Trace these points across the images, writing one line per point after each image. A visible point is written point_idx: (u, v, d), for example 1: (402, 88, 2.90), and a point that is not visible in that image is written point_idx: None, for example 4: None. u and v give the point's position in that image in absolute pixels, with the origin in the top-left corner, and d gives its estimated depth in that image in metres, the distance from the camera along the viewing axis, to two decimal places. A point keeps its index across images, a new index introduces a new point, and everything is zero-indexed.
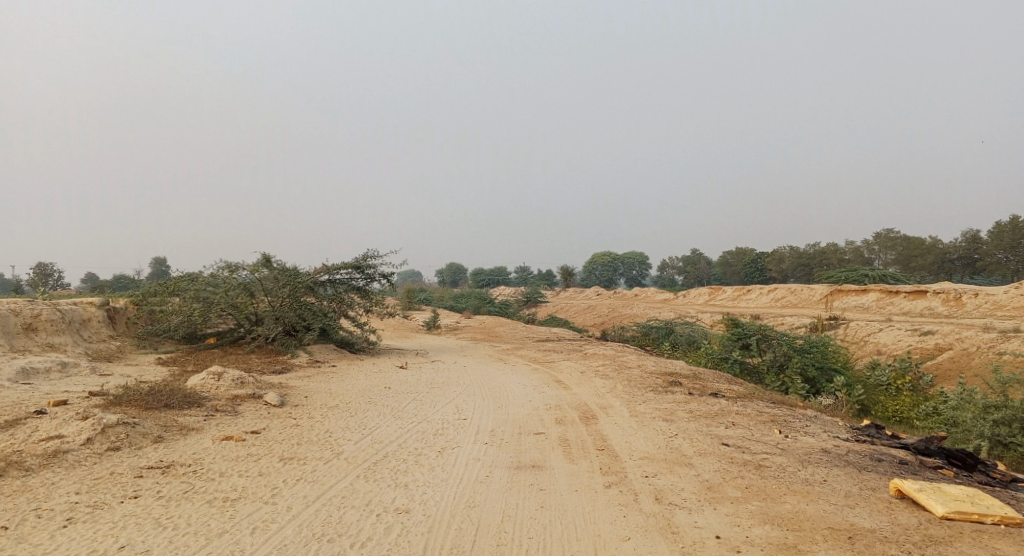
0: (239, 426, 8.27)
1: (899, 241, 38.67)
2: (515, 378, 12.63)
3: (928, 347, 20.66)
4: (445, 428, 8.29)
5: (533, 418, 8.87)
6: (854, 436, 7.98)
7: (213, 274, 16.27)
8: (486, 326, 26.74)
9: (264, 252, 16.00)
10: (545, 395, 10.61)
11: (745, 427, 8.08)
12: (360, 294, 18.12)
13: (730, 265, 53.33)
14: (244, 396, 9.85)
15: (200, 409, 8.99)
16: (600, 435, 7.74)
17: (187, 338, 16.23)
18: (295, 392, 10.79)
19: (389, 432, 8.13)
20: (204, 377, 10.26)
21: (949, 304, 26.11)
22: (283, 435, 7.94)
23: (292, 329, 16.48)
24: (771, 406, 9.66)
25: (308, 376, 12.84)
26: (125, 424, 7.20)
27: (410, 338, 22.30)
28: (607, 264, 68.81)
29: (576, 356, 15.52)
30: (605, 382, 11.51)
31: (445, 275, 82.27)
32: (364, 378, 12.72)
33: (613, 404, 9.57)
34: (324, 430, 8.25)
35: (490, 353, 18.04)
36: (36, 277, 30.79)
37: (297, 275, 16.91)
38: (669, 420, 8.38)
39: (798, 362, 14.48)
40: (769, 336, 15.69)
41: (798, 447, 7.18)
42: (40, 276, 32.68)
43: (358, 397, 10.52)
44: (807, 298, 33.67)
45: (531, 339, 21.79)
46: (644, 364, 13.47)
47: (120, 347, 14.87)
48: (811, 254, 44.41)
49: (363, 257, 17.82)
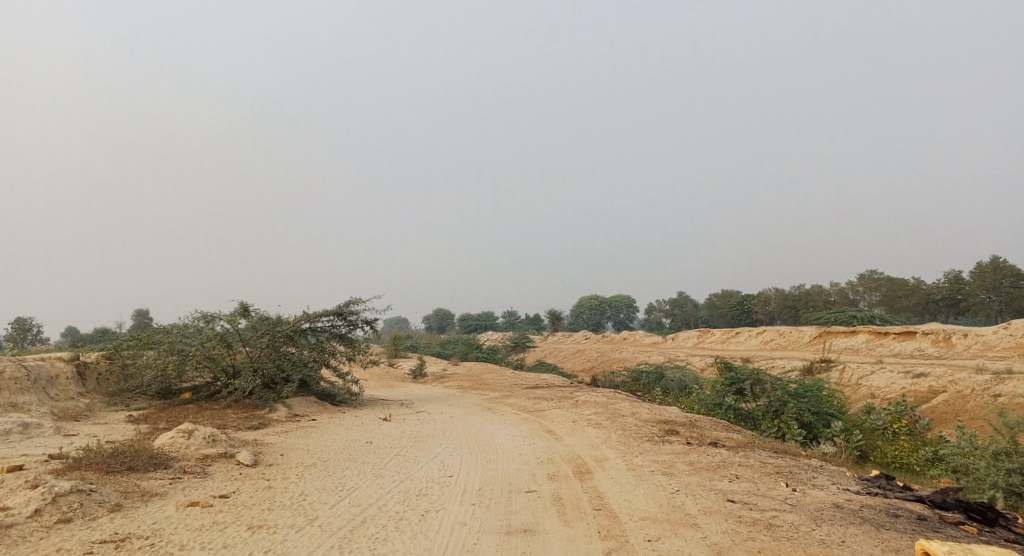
0: (207, 489, 7.68)
1: (883, 283, 38.72)
2: (503, 428, 12.08)
3: (922, 390, 20.32)
4: (429, 488, 7.73)
5: (524, 474, 8.34)
6: (866, 488, 7.49)
7: (188, 324, 15.67)
8: (473, 373, 26.09)
9: (241, 301, 15.47)
10: (536, 447, 10.08)
11: (750, 480, 7.60)
12: (343, 342, 17.55)
13: (717, 308, 53.23)
14: (215, 456, 9.25)
15: (166, 471, 8.38)
16: (595, 492, 7.23)
17: (161, 394, 15.57)
18: (270, 450, 10.19)
19: (369, 493, 7.58)
20: (173, 436, 9.65)
21: (939, 345, 25.91)
22: (254, 499, 7.35)
23: (271, 381, 15.91)
24: (775, 456, 9.17)
25: (286, 431, 12.23)
26: (80, 492, 6.61)
27: (395, 388, 21.66)
28: (594, 308, 68.60)
29: (567, 404, 14.98)
30: (599, 432, 10.99)
31: (433, 322, 81.66)
32: (346, 432, 12.12)
33: (608, 457, 9.07)
34: (299, 492, 7.67)
35: (478, 402, 17.43)
36: (13, 334, 30.04)
37: (276, 324, 16.36)
38: (669, 474, 7.89)
39: (794, 407, 14.00)
40: (762, 381, 15.22)
41: (809, 502, 6.70)
42: (17, 331, 31.83)
43: (338, 454, 9.94)
44: (796, 339, 33.37)
45: (520, 386, 21.23)
46: (637, 412, 12.95)
47: (89, 404, 14.19)
48: (797, 296, 44.38)
49: (345, 304, 17.30)
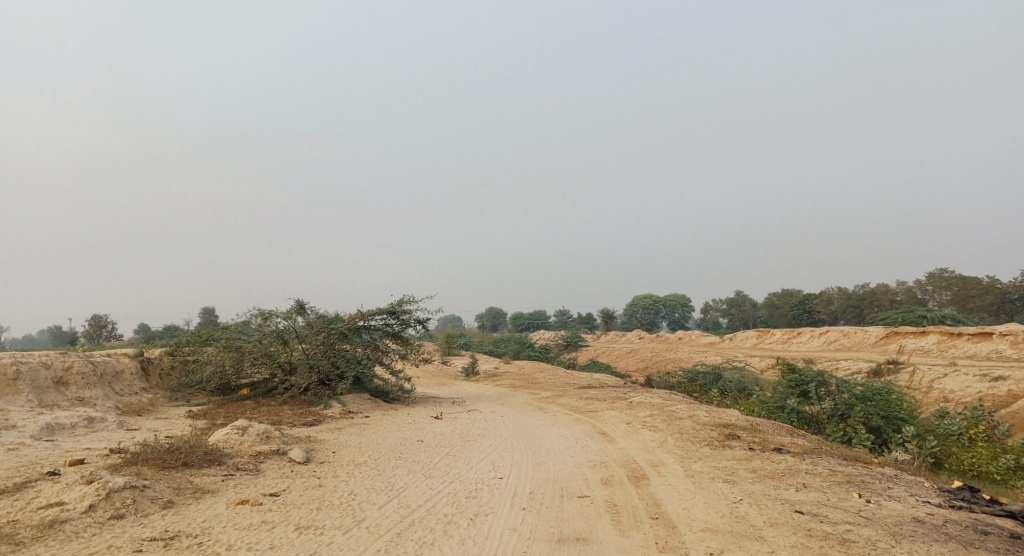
0: (258, 487, 7.65)
1: (954, 281, 36.82)
2: (556, 429, 11.80)
3: (1000, 394, 19.13)
4: (479, 490, 7.52)
5: (577, 477, 8.05)
6: (948, 501, 6.94)
7: (246, 322, 15.87)
8: (526, 372, 25.84)
9: (297, 298, 15.56)
10: (590, 450, 9.77)
11: (819, 489, 7.13)
12: (396, 340, 17.54)
13: (776, 307, 51.68)
14: (268, 453, 9.26)
15: (219, 468, 8.40)
16: (652, 500, 6.89)
17: (220, 389, 15.82)
18: (322, 447, 10.16)
19: (418, 494, 7.42)
20: (227, 432, 9.71)
21: (1019, 347, 24.40)
22: (303, 498, 7.28)
23: (326, 378, 16.01)
24: (844, 464, 8.63)
25: (339, 428, 12.22)
26: (133, 488, 6.65)
27: (446, 385, 21.60)
28: (649, 307, 67.60)
29: (621, 405, 14.58)
30: (655, 435, 10.60)
31: (486, 319, 81.87)
32: (397, 431, 12.02)
33: (665, 462, 8.70)
34: (348, 492, 7.57)
35: (529, 401, 17.17)
36: (88, 330, 31.43)
37: (331, 322, 16.43)
38: (730, 481, 7.48)
39: (861, 411, 13.26)
40: (828, 383, 14.54)
41: (886, 516, 6.21)
42: (92, 328, 33.10)
43: (389, 453, 9.83)
44: (861, 340, 32.02)
45: (573, 386, 20.89)
46: (695, 414, 12.49)
47: (152, 399, 14.51)
48: (861, 295, 42.66)
49: (398, 302, 17.28)
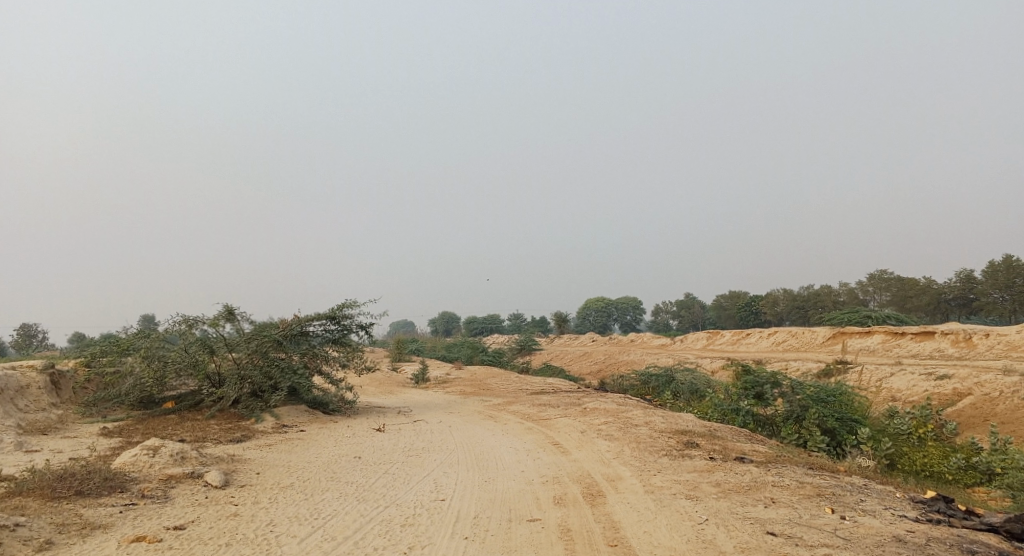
0: (162, 519, 6.67)
1: (894, 282, 37.51)
2: (505, 440, 11.03)
3: (946, 392, 19.20)
4: (417, 516, 6.70)
5: (527, 497, 7.31)
6: (925, 515, 6.41)
7: (169, 329, 14.68)
8: (477, 378, 25.01)
9: (225, 304, 14.48)
10: (541, 464, 9.04)
11: (789, 505, 6.53)
12: (337, 347, 16.49)
13: (725, 309, 52.09)
14: (181, 476, 8.25)
15: (121, 496, 7.38)
16: (610, 523, 6.19)
17: (142, 403, 14.60)
18: (246, 468, 9.16)
19: (347, 522, 6.57)
20: (136, 453, 8.65)
21: (960, 345, 24.69)
22: (213, 531, 6.33)
23: (259, 390, 14.90)
24: (811, 474, 8.10)
25: (270, 445, 11.22)
26: (0, 528, 5.63)
27: (394, 394, 20.61)
28: (600, 310, 67.62)
29: (575, 412, 13.91)
30: (610, 445, 9.93)
31: (439, 325, 80.76)
32: (333, 446, 11.07)
33: (622, 476, 8.02)
34: (267, 522, 6.66)
35: (479, 410, 16.35)
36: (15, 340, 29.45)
37: (263, 329, 15.33)
38: (693, 498, 6.82)
39: (816, 413, 12.86)
40: (782, 385, 14.13)
41: (866, 536, 5.64)
42: (20, 339, 30.98)
43: (321, 473, 8.93)
44: (809, 341, 32.23)
45: (525, 392, 20.19)
46: (651, 421, 11.87)
47: (62, 416, 13.22)
48: (806, 296, 43.18)
49: (339, 307, 16.26)
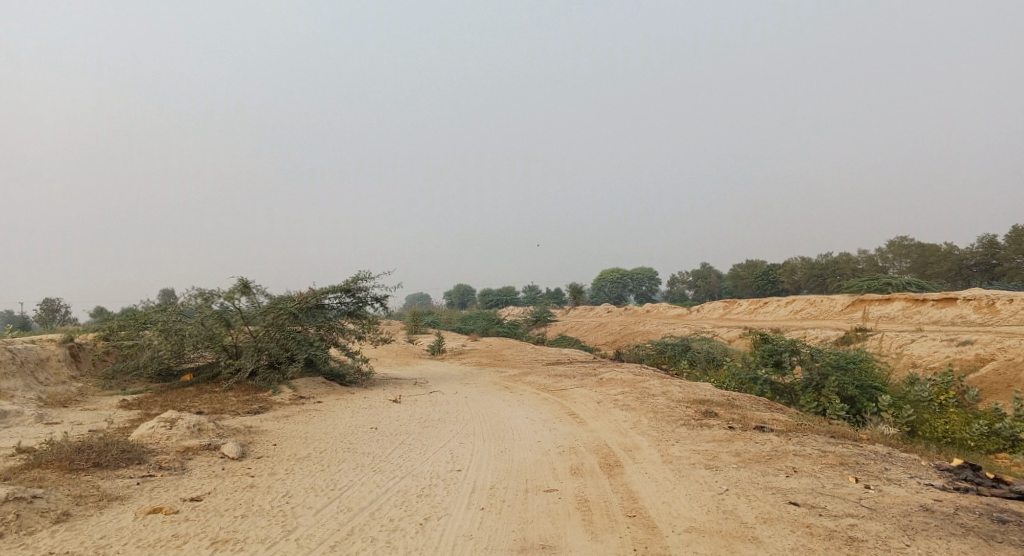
0: (179, 491, 6.66)
1: (914, 248, 36.89)
2: (522, 411, 10.96)
3: (968, 358, 18.88)
4: (433, 487, 6.65)
5: (544, 467, 7.23)
6: (952, 484, 6.25)
7: (185, 303, 14.71)
8: (493, 349, 24.97)
9: (240, 276, 14.46)
10: (558, 434, 8.96)
11: (811, 474, 6.40)
12: (352, 319, 16.45)
13: (742, 278, 51.60)
14: (198, 448, 8.26)
15: (139, 468, 7.40)
16: (628, 493, 6.10)
17: (161, 375, 14.71)
18: (262, 440, 9.17)
19: (363, 493, 6.53)
20: (153, 425, 8.68)
21: (983, 311, 24.26)
22: (229, 502, 6.32)
23: (276, 362, 14.93)
24: (833, 443, 7.96)
25: (286, 416, 11.23)
26: (18, 501, 5.64)
27: (410, 365, 20.63)
28: (616, 280, 67.32)
29: (591, 382, 13.81)
30: (627, 415, 9.82)
31: (455, 297, 80.97)
32: (349, 418, 11.06)
33: (640, 446, 7.92)
34: (283, 493, 6.64)
35: (495, 380, 16.31)
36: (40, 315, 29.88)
37: (279, 302, 15.31)
38: (713, 468, 6.71)
39: (835, 380, 12.66)
40: (801, 352, 13.92)
41: (892, 505, 5.50)
42: (44, 313, 31.31)
43: (338, 444, 8.91)
44: (827, 308, 31.85)
45: (541, 362, 20.12)
46: (669, 390, 11.74)
47: (82, 389, 13.34)
48: (824, 264, 42.61)
49: (354, 279, 16.19)
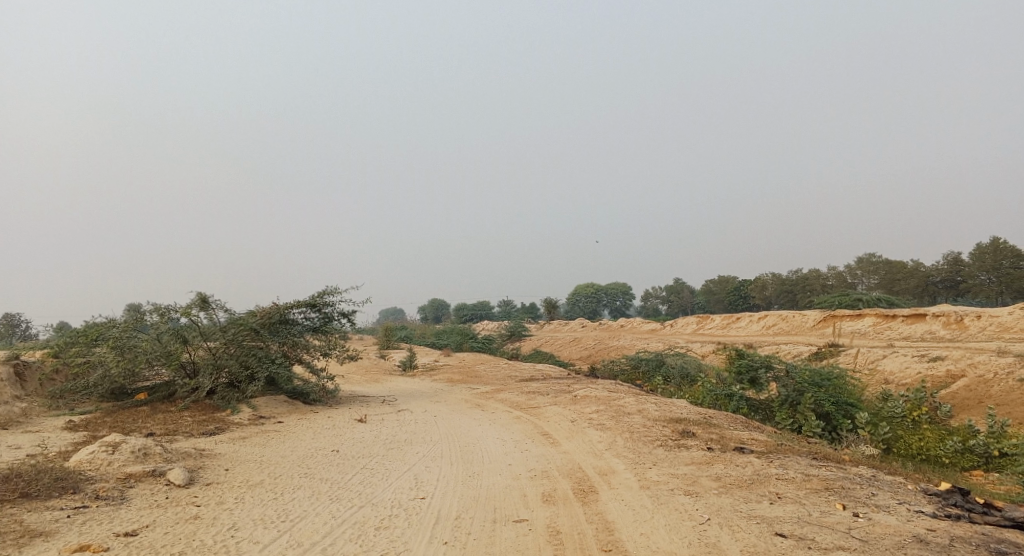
0: (113, 524, 6.09)
1: (882, 265, 37.24)
2: (492, 431, 10.50)
3: (939, 374, 18.85)
4: (394, 518, 6.16)
5: (514, 493, 6.79)
6: (944, 510, 5.93)
7: (139, 318, 14.01)
8: (465, 365, 24.44)
9: (197, 290, 13.78)
10: (529, 456, 8.51)
11: (796, 501, 6.03)
12: (318, 335, 15.83)
13: (714, 293, 51.73)
14: (141, 474, 7.64)
15: (72, 498, 6.79)
16: (603, 523, 5.69)
17: (113, 394, 13.97)
18: (214, 464, 8.57)
19: (317, 525, 6.03)
20: (94, 450, 8.04)
21: (951, 327, 24.35)
22: (168, 537, 5.77)
23: (235, 380, 14.25)
24: (815, 465, 7.62)
25: (244, 438, 10.62)
26: None
27: (379, 382, 20.00)
28: (590, 295, 67.18)
29: (564, 400, 13.38)
30: (602, 435, 9.42)
31: (428, 311, 80.42)
32: (311, 439, 10.48)
33: (615, 469, 7.51)
34: (230, 525, 6.10)
35: (466, 398, 15.80)
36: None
37: (239, 317, 14.64)
38: (692, 494, 6.31)
39: (811, 397, 12.38)
40: (776, 368, 13.63)
41: (883, 536, 5.18)
42: (4, 328, 30.03)
43: (295, 468, 8.36)
44: (799, 324, 31.89)
45: (513, 379, 19.66)
46: (644, 408, 11.37)
47: (26, 409, 12.56)
48: (794, 280, 42.83)
49: (319, 293, 15.61)
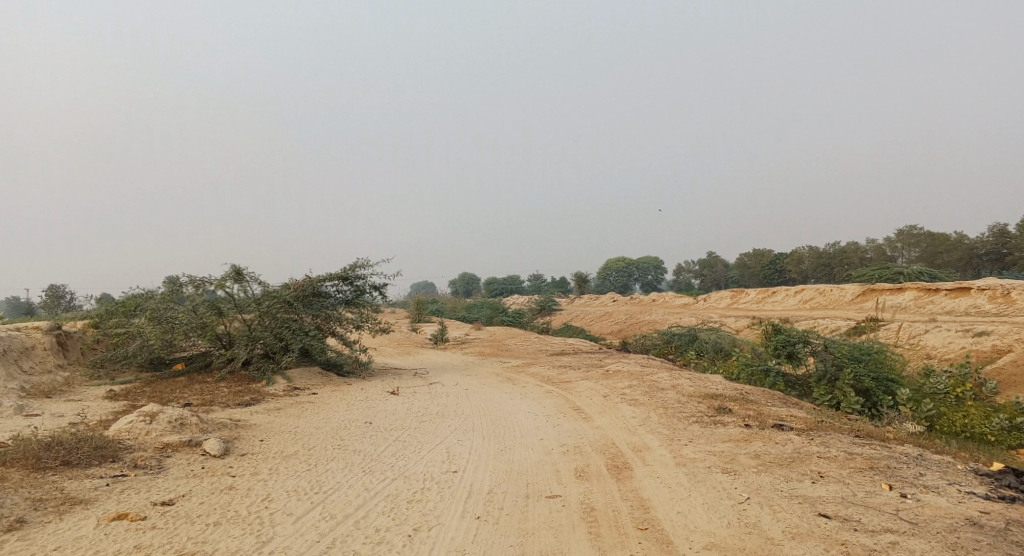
0: (150, 493, 6.15)
1: (924, 238, 36.13)
2: (524, 404, 10.42)
3: (984, 350, 18.25)
4: (427, 491, 6.12)
5: (547, 468, 6.69)
6: (996, 492, 5.68)
7: (176, 290, 14.18)
8: (496, 338, 24.42)
9: (232, 262, 13.86)
10: (562, 431, 8.42)
11: (840, 481, 5.83)
12: (350, 308, 15.89)
13: (748, 267, 50.87)
14: (178, 444, 7.73)
15: (111, 467, 6.89)
16: (638, 500, 5.56)
17: (152, 364, 14.23)
18: (248, 435, 8.64)
19: (350, 497, 6.02)
20: (132, 420, 8.14)
21: (998, 301, 23.55)
22: (203, 506, 5.80)
23: (270, 352, 14.39)
24: (858, 443, 7.39)
25: (279, 409, 10.70)
26: None
27: (411, 355, 20.08)
28: (621, 269, 66.64)
29: (597, 374, 13.24)
30: (636, 410, 9.27)
31: (459, 285, 80.67)
32: (344, 411, 10.51)
33: (650, 445, 7.37)
34: (264, 496, 6.12)
35: (498, 372, 15.76)
36: (45, 301, 29.49)
37: (273, 290, 14.73)
38: (731, 472, 6.15)
39: (851, 372, 12.05)
40: (814, 342, 13.28)
41: (933, 519, 4.97)
42: (49, 300, 30.86)
43: (327, 441, 8.38)
44: (837, 298, 31.19)
45: (545, 353, 19.59)
46: (678, 383, 11.17)
47: (68, 378, 12.86)
48: (832, 253, 41.85)
49: (352, 266, 15.61)
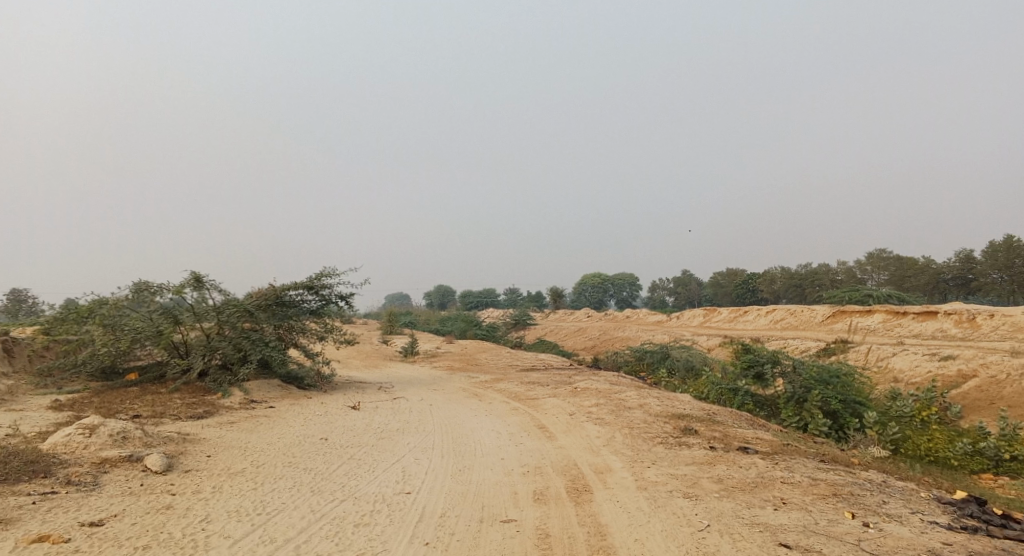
0: (80, 512, 5.78)
1: (893, 261, 36.59)
2: (487, 422, 10.16)
3: (950, 374, 18.38)
4: (376, 514, 5.83)
5: (504, 491, 6.44)
6: (960, 522, 5.54)
7: (130, 297, 13.70)
8: (467, 352, 24.10)
9: (190, 269, 13.43)
10: (523, 450, 8.17)
11: (802, 508, 5.66)
12: (315, 318, 15.47)
13: (722, 286, 51.18)
14: (117, 459, 7.33)
15: (42, 483, 6.49)
16: (595, 527, 5.33)
17: (104, 374, 13.73)
18: (196, 450, 8.25)
19: (293, 519, 5.70)
20: (71, 432, 7.72)
21: (963, 326, 23.83)
22: (134, 528, 5.45)
23: (228, 363, 13.93)
24: (823, 468, 7.23)
25: (233, 423, 10.31)
26: None
27: (379, 368, 19.70)
28: (596, 286, 66.71)
29: (565, 391, 13.02)
30: (600, 430, 9.06)
31: (434, 298, 80.05)
32: (300, 426, 10.13)
33: (612, 467, 7.15)
34: (202, 517, 5.77)
35: (465, 387, 15.47)
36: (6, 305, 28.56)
37: (233, 298, 14.29)
38: (692, 497, 5.95)
39: (818, 394, 11.95)
40: (783, 362, 13.18)
41: (895, 551, 4.81)
42: (11, 303, 29.93)
43: (279, 458, 8.02)
44: (807, 319, 31.39)
45: (514, 368, 19.33)
46: (646, 402, 10.99)
47: (13, 386, 12.34)
48: (803, 274, 42.24)
49: (317, 276, 15.22)
